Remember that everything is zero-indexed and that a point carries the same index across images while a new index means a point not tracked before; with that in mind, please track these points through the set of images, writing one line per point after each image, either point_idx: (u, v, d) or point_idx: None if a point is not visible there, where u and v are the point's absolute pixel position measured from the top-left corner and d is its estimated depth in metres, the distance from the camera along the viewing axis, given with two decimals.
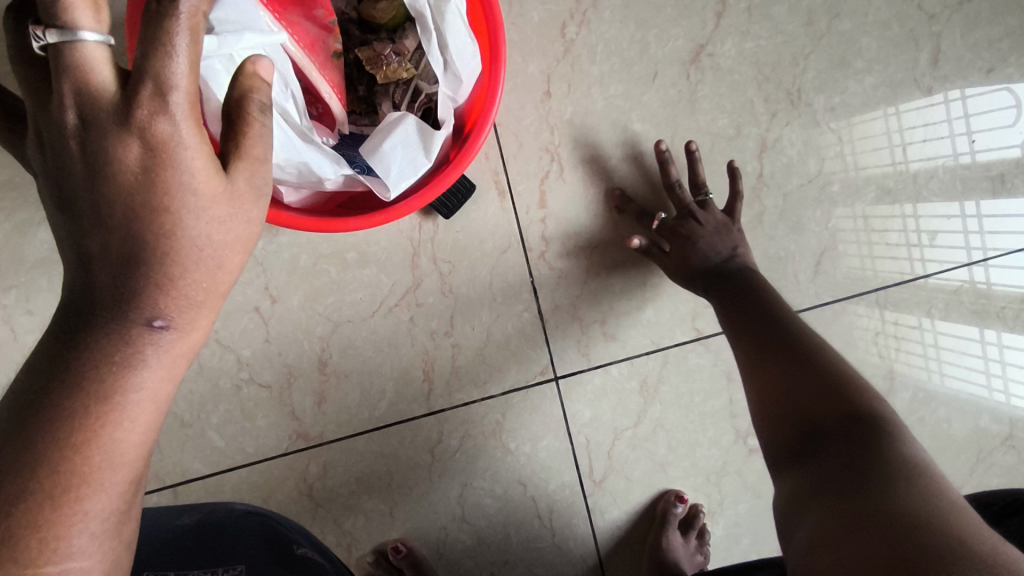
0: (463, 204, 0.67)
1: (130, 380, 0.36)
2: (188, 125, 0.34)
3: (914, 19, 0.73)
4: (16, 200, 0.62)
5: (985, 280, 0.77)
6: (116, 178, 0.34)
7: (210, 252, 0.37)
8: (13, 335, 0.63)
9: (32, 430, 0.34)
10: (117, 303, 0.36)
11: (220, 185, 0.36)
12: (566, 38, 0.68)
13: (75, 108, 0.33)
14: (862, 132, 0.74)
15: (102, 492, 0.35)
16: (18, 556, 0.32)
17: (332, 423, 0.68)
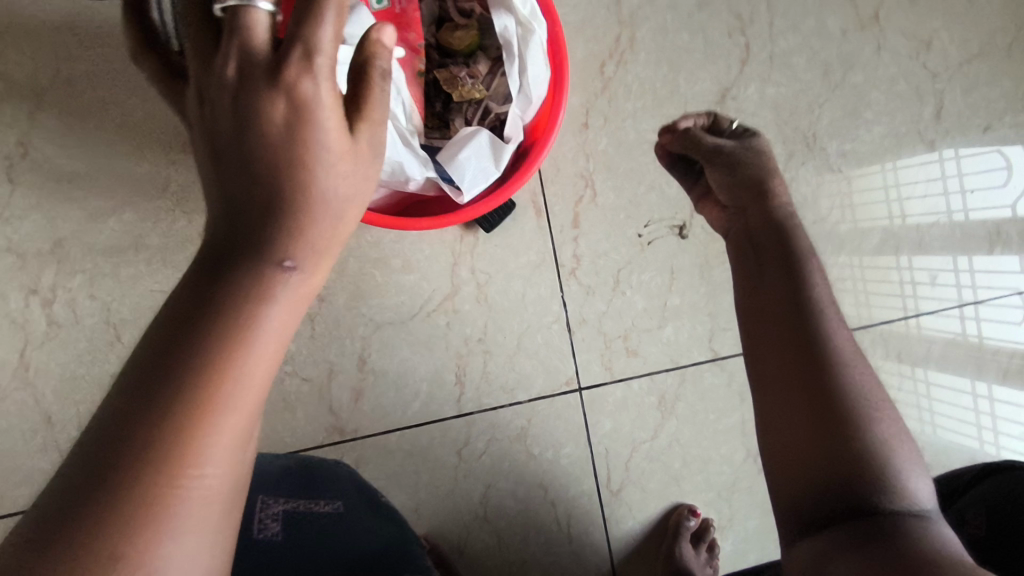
0: (503, 220, 0.72)
1: (263, 311, 0.35)
2: (328, 87, 0.36)
3: (920, 77, 0.80)
4: (90, 191, 0.67)
5: (977, 333, 0.82)
6: (266, 130, 0.36)
7: (337, 205, 0.38)
8: (74, 317, 0.67)
9: (172, 348, 0.32)
10: (250, 245, 0.36)
11: (348, 146, 0.38)
12: (605, 75, 0.74)
13: (232, 64, 0.35)
14: (861, 185, 0.80)
15: (239, 413, 0.32)
16: (161, 467, 0.30)
17: (366, 419, 0.71)
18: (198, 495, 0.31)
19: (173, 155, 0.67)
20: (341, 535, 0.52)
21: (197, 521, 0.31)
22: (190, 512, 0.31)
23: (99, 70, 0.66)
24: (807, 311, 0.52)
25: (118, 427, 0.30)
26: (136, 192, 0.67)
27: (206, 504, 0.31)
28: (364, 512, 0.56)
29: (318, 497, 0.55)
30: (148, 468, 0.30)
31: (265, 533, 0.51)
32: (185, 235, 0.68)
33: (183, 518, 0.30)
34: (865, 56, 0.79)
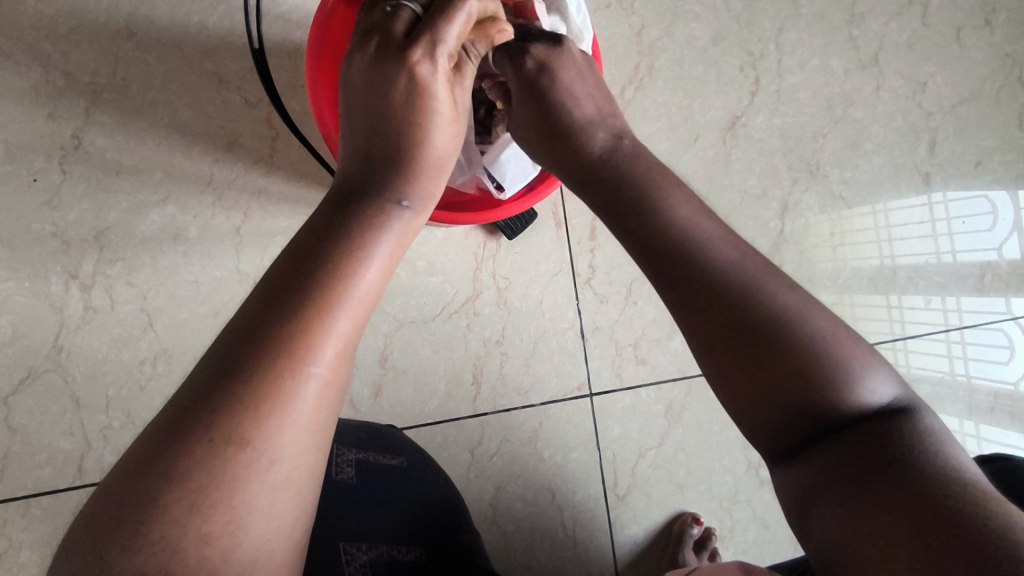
0: (525, 228, 0.75)
1: (380, 234, 0.40)
2: (445, 70, 0.45)
3: (915, 115, 0.86)
4: (136, 184, 0.70)
5: (965, 373, 0.86)
6: (391, 97, 0.44)
7: (436, 164, 0.46)
8: (110, 303, 0.69)
9: (310, 253, 0.38)
10: (377, 184, 0.43)
11: (449, 119, 0.46)
12: (624, 98, 0.79)
13: (377, 44, 0.45)
14: (851, 226, 0.84)
15: (358, 316, 0.37)
16: (291, 350, 0.34)
17: (385, 414, 0.73)
18: (315, 382, 0.34)
19: (217, 154, 0.71)
20: (410, 483, 0.55)
21: (316, 404, 0.34)
22: (311, 396, 0.34)
23: (153, 71, 0.70)
24: (685, 241, 0.42)
25: (260, 313, 0.35)
26: (179, 186, 0.70)
27: (323, 393, 0.35)
28: (428, 473, 0.58)
29: (383, 452, 0.57)
30: (280, 352, 0.34)
31: (342, 476, 0.52)
32: (222, 229, 0.71)
33: (304, 393, 0.34)
34: (866, 94, 0.85)
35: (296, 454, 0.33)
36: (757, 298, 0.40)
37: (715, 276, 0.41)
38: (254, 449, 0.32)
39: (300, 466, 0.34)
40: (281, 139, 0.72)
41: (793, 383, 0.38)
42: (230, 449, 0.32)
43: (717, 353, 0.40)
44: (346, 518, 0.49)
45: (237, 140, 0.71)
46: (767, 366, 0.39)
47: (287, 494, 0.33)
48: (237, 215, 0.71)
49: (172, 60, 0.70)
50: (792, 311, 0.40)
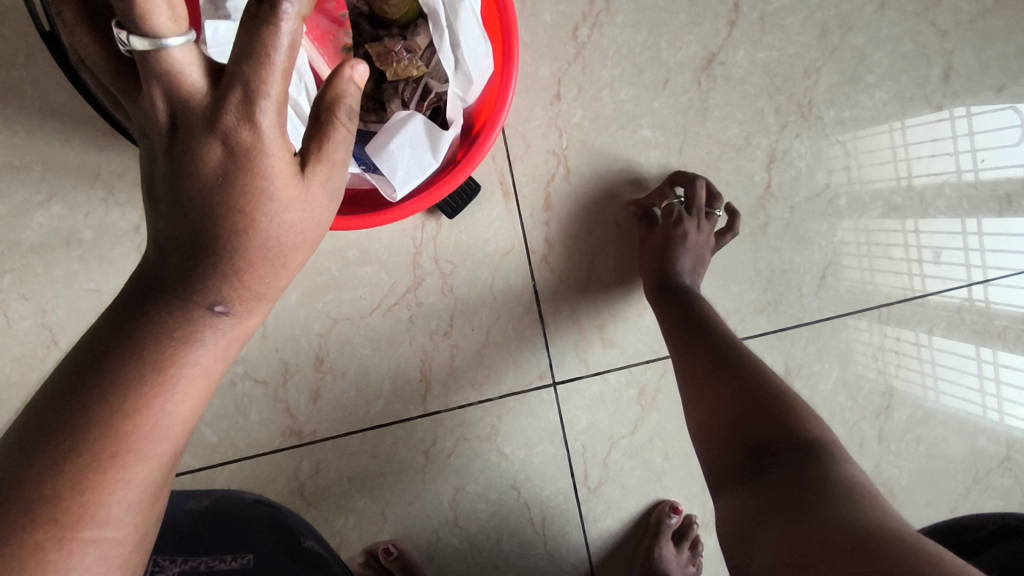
0: (468, 204, 0.66)
1: (183, 358, 0.35)
2: (274, 128, 0.34)
3: (928, 35, 0.72)
4: (14, 183, 0.61)
5: (984, 298, 0.76)
6: (199, 175, 0.34)
7: (277, 250, 0.38)
8: (6, 320, 0.62)
9: (92, 382, 0.33)
10: (182, 284, 0.36)
11: (296, 187, 0.37)
12: (577, 40, 0.67)
13: (164, 105, 0.33)
14: (869, 145, 0.73)
15: (151, 459, 0.34)
16: (56, 517, 0.30)
17: (326, 420, 0.67)
18: (96, 544, 0.32)
19: (103, 142, 0.61)
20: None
21: (99, 569, 0.32)
22: (90, 563, 0.31)
23: (13, 49, 0.60)
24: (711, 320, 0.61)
25: (37, 459, 0.31)
26: (66, 183, 0.61)
27: (107, 551, 0.32)
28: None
29: (222, 555, 0.52)
30: (40, 521, 0.30)
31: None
32: (120, 229, 0.62)
33: (87, 552, 0.31)
34: (868, 14, 0.71)
35: None
36: (766, 377, 0.54)
37: (734, 354, 0.56)
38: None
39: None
40: None
41: (762, 432, 0.49)
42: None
43: (703, 400, 0.55)
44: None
45: None
46: (740, 405, 0.52)
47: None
48: (134, 212, 0.62)
49: (33, 33, 0.60)
50: (781, 390, 0.52)
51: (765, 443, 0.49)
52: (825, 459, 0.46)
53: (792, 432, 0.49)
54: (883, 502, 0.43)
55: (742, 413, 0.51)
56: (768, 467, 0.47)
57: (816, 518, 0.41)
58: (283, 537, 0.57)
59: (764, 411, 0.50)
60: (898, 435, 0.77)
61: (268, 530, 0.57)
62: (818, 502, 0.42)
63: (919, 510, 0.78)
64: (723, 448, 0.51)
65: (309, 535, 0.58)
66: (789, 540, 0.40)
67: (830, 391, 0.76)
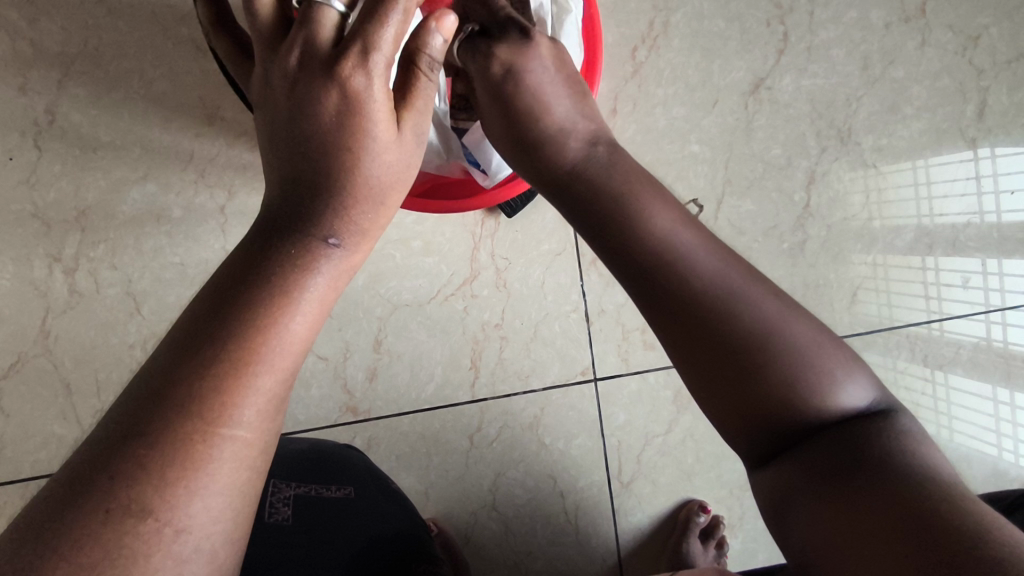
0: (526, 205, 0.71)
1: (304, 284, 0.37)
2: (382, 78, 0.39)
3: (964, 73, 0.77)
4: (115, 160, 0.67)
5: (1002, 339, 0.79)
6: (319, 117, 0.39)
7: (378, 191, 0.41)
8: (96, 287, 0.67)
9: (225, 302, 0.35)
10: (303, 221, 0.38)
11: (394, 133, 0.40)
12: (636, 60, 0.72)
13: (298, 53, 0.39)
14: (890, 180, 0.77)
15: (279, 369, 0.35)
16: (202, 411, 0.32)
17: (380, 400, 0.71)
18: (231, 443, 0.32)
19: (198, 128, 0.67)
20: (355, 515, 0.55)
21: (233, 467, 0.32)
22: (225, 460, 0.32)
23: (126, 40, 0.66)
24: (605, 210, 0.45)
25: (179, 364, 0.33)
26: (161, 164, 0.67)
27: (239, 454, 0.33)
28: (378, 505, 0.58)
29: (327, 484, 0.57)
30: (189, 416, 0.32)
31: (276, 517, 0.52)
32: (206, 209, 0.68)
33: (221, 456, 0.32)
34: (909, 50, 0.76)
35: (208, 521, 0.31)
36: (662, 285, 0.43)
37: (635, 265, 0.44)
38: (157, 521, 0.30)
39: (214, 536, 0.31)
40: None
41: (741, 370, 0.42)
42: (130, 521, 0.29)
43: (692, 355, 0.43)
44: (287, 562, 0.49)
45: (218, 113, 0.67)
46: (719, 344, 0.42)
47: (199, 565, 0.31)
48: (220, 194, 0.68)
49: (145, 26, 0.66)
50: (748, 299, 0.42)
51: (744, 378, 0.42)
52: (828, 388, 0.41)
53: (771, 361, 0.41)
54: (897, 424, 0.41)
55: (704, 351, 0.42)
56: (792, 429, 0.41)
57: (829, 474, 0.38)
58: (377, 481, 0.61)
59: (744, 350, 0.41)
60: None
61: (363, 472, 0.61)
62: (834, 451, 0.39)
63: None
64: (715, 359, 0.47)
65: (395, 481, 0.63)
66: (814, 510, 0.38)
67: None
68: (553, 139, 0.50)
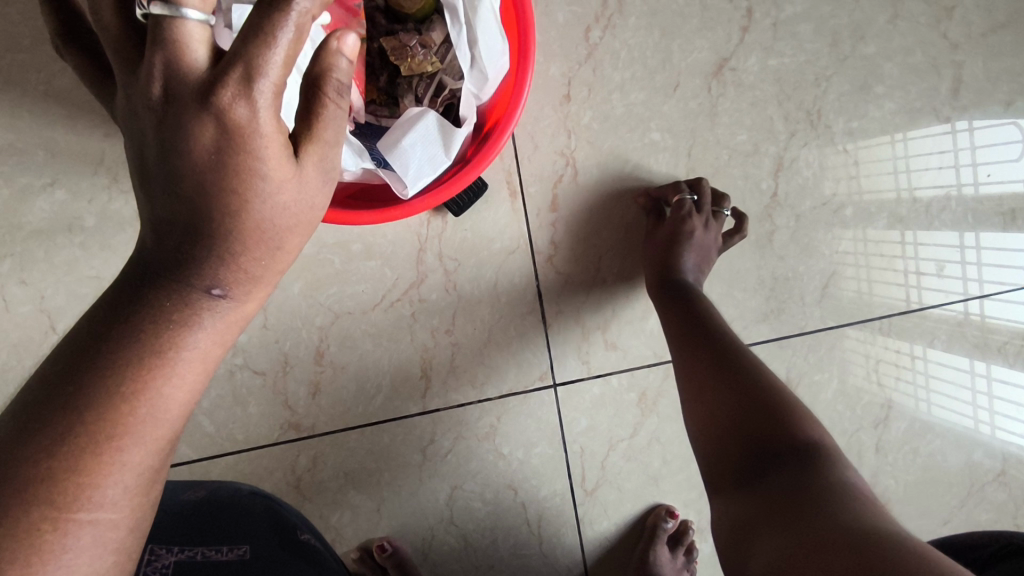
0: (474, 202, 0.65)
1: (182, 342, 0.33)
2: (270, 111, 0.31)
3: (939, 48, 0.72)
4: (16, 165, 0.60)
5: (980, 312, 0.77)
6: (190, 155, 0.31)
7: (272, 234, 0.35)
8: (4, 305, 0.61)
9: (84, 370, 0.31)
10: (178, 267, 0.33)
11: (292, 170, 0.34)
12: (589, 41, 0.66)
13: (160, 81, 0.30)
14: (869, 155, 0.73)
15: (151, 441, 0.32)
16: (50, 500, 0.28)
17: (325, 415, 0.67)
18: (92, 529, 0.30)
19: (107, 128, 0.60)
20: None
21: (94, 553, 0.30)
22: (83, 548, 0.29)
23: (20, 30, 0.59)
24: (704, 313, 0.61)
25: (26, 443, 0.29)
26: (69, 168, 0.61)
27: (103, 535, 0.30)
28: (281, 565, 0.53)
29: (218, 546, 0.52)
30: (33, 503, 0.28)
31: None
32: (123, 216, 0.62)
33: (76, 545, 0.29)
34: (880, 24, 0.71)
35: None
36: (752, 362, 0.56)
37: (733, 352, 0.57)
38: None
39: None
40: None
41: (773, 418, 0.50)
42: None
43: (698, 405, 0.55)
44: None
45: None
46: (739, 400, 0.52)
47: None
48: (137, 199, 0.62)
49: (39, 13, 0.59)
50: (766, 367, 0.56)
51: (770, 424, 0.50)
52: (830, 464, 0.47)
53: (757, 396, 0.52)
54: (854, 478, 0.46)
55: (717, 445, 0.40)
56: (769, 471, 0.47)
57: (784, 497, 0.44)
58: (281, 531, 0.58)
59: (760, 407, 0.51)
60: (895, 447, 0.77)
61: (264, 521, 0.58)
62: (797, 483, 0.45)
63: (911, 522, 0.78)
64: (713, 451, 0.52)
65: (306, 529, 0.59)
66: (775, 545, 0.41)
67: (830, 400, 0.76)
68: (685, 234, 0.66)
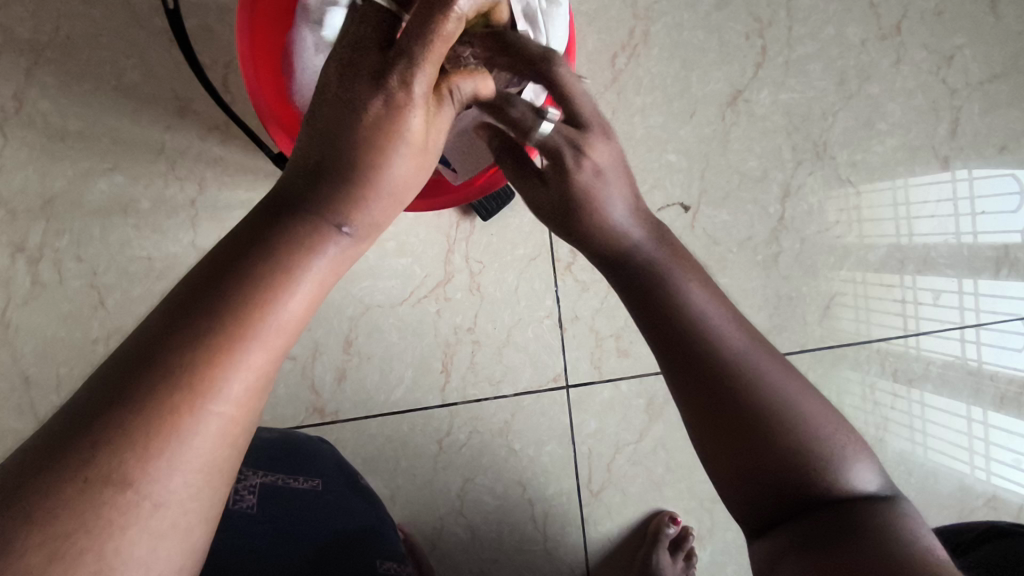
0: (502, 208, 0.70)
1: (314, 254, 0.34)
2: (455, 28, 0.34)
3: (938, 92, 0.78)
4: (83, 150, 0.65)
5: (977, 358, 0.80)
6: (369, 71, 0.34)
7: (420, 160, 0.37)
8: (59, 278, 0.66)
9: (232, 267, 0.32)
10: (329, 177, 0.35)
11: (438, 97, 0.36)
12: (615, 67, 0.72)
13: (355, 12, 0.36)
14: (868, 202, 0.78)
15: (274, 346, 0.32)
16: (194, 382, 0.29)
17: (349, 402, 0.70)
18: (211, 424, 0.29)
19: (170, 120, 0.66)
20: (317, 509, 0.56)
21: (210, 449, 0.30)
22: (203, 440, 0.29)
23: (101, 28, 0.65)
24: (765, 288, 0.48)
25: (169, 329, 0.30)
26: (131, 155, 0.66)
27: (218, 437, 0.30)
28: (345, 502, 0.59)
29: (295, 475, 0.58)
30: (173, 390, 0.29)
31: (241, 505, 0.53)
32: (176, 202, 0.66)
33: (197, 436, 0.29)
34: (885, 68, 0.77)
35: (182, 506, 0.29)
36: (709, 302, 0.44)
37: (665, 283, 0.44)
38: (132, 497, 0.27)
39: (191, 513, 0.29)
40: (238, 107, 0.66)
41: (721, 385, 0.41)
42: (88, 495, 0.27)
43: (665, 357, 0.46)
44: (249, 556, 0.49)
45: (193, 105, 0.66)
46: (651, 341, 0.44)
47: (173, 540, 0.28)
48: (190, 187, 0.66)
49: (119, 14, 0.65)
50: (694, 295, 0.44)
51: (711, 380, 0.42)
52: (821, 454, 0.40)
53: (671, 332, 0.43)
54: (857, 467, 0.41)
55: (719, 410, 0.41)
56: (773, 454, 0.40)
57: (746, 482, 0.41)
58: (345, 475, 0.62)
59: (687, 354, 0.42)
60: (890, 467, 0.80)
61: (331, 464, 0.62)
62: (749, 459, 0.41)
63: None
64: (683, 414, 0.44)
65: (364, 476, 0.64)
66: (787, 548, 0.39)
67: None
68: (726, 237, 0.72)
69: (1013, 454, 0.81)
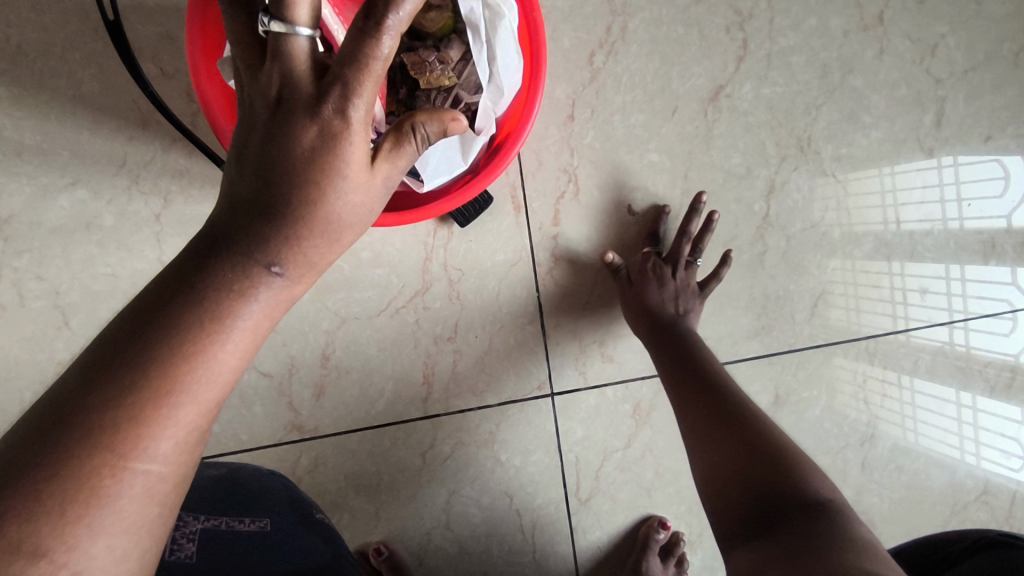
0: (480, 214, 0.68)
1: (238, 312, 0.38)
2: (361, 119, 0.38)
3: (922, 83, 0.76)
4: (40, 165, 0.63)
5: (965, 343, 0.80)
6: (291, 147, 0.38)
7: (336, 226, 0.41)
8: (20, 299, 0.63)
9: (154, 328, 0.35)
10: (247, 246, 0.39)
11: (365, 175, 0.41)
12: (594, 66, 0.70)
13: (277, 85, 0.38)
14: (856, 188, 0.77)
15: (206, 400, 0.35)
16: (113, 445, 0.32)
17: (328, 417, 0.68)
18: (141, 477, 0.33)
19: (131, 132, 0.63)
20: (263, 551, 0.54)
21: (140, 502, 0.33)
22: (134, 494, 0.32)
23: (54, 37, 0.62)
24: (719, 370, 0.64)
25: (92, 390, 0.33)
26: (91, 169, 0.63)
27: (149, 487, 0.33)
28: (298, 541, 0.56)
29: (241, 517, 0.56)
30: (97, 447, 0.32)
31: (178, 554, 0.51)
32: (140, 217, 0.64)
33: (126, 489, 0.32)
34: (868, 59, 0.75)
35: (111, 561, 0.31)
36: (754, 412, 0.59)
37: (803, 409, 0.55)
38: (57, 561, 0.29)
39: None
40: (201, 116, 0.63)
41: None
42: (20, 563, 0.29)
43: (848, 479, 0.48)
44: None
45: (154, 116, 0.63)
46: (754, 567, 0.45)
47: None
48: (155, 201, 0.64)
49: (72, 21, 0.62)
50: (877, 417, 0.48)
51: None
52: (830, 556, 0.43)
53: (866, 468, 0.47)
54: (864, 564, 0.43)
55: None
56: None
57: None
58: (299, 509, 0.60)
59: None
60: (881, 464, 0.79)
61: (283, 495, 0.61)
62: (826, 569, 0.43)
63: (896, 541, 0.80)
64: None
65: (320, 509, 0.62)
66: None
67: (816, 418, 0.78)
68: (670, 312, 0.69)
69: (1002, 437, 0.81)
